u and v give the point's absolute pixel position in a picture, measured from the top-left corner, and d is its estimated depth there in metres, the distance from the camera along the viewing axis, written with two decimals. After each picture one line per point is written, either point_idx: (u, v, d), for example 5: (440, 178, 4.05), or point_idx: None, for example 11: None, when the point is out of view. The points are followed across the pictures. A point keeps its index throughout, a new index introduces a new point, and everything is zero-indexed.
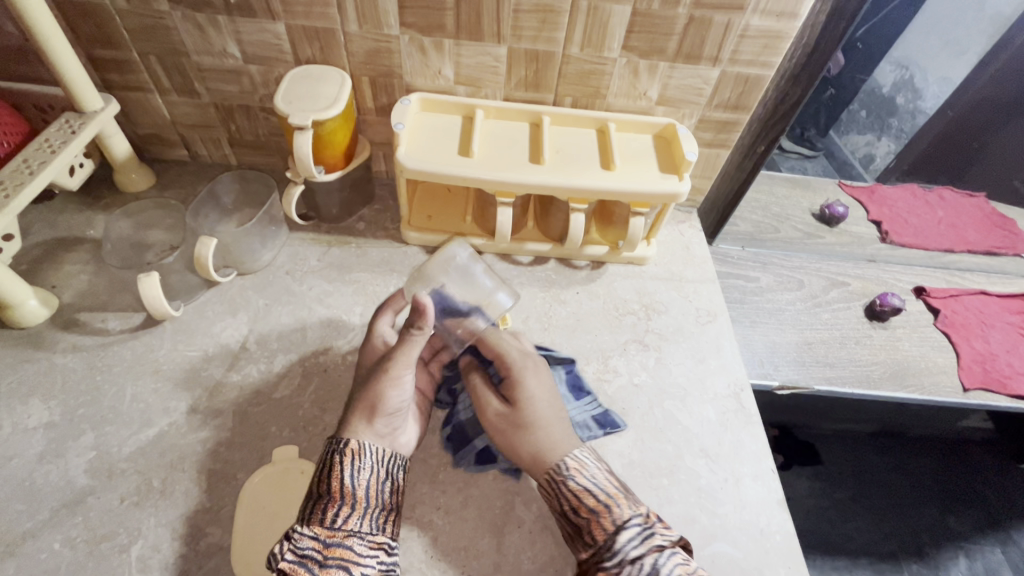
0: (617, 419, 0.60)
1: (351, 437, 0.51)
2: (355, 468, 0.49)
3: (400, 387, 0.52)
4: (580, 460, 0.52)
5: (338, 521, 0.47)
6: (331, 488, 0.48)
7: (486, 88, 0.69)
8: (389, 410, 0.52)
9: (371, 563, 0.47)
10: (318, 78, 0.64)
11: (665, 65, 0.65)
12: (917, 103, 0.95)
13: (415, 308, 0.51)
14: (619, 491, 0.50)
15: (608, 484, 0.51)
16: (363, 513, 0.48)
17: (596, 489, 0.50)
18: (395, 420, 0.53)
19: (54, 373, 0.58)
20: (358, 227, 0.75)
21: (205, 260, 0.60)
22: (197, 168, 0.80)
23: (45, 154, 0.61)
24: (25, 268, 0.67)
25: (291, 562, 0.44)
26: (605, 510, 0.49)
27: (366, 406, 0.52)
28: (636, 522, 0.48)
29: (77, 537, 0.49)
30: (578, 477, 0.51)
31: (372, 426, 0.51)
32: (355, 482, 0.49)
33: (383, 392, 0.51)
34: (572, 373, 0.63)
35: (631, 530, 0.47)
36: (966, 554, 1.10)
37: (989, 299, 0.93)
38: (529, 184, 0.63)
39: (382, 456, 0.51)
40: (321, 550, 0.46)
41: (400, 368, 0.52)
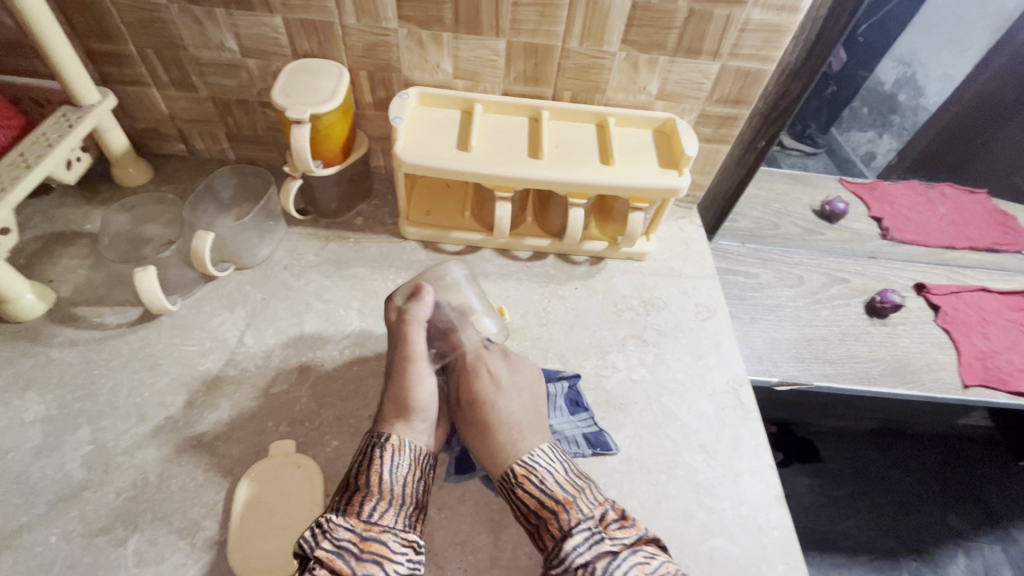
0: (610, 441, 0.58)
1: (392, 433, 0.52)
2: (395, 463, 0.51)
3: (428, 380, 0.55)
4: (528, 465, 0.51)
5: (374, 514, 0.47)
6: (371, 481, 0.49)
7: (485, 83, 0.69)
8: (424, 404, 0.54)
9: (403, 560, 0.45)
10: (316, 71, 0.64)
11: (665, 59, 0.65)
12: (921, 100, 0.94)
13: (415, 296, 0.58)
14: (571, 493, 0.49)
15: (557, 487, 0.49)
16: (398, 509, 0.48)
17: (544, 496, 0.49)
18: (430, 414, 0.55)
19: (51, 367, 0.58)
20: (356, 222, 0.74)
21: (202, 254, 0.60)
22: (195, 162, 0.80)
23: (42, 147, 0.61)
24: (22, 262, 0.66)
25: (327, 551, 0.44)
26: (553, 515, 0.48)
27: (400, 404, 0.54)
28: (584, 527, 0.46)
29: (74, 531, 0.49)
30: (527, 483, 0.50)
31: (410, 423, 0.53)
32: (393, 478, 0.50)
33: (412, 387, 0.54)
34: (573, 389, 0.62)
35: (578, 536, 0.46)
36: (965, 552, 1.10)
37: (990, 296, 0.92)
38: (527, 179, 0.63)
39: (420, 454, 0.53)
40: (357, 543, 0.45)
41: (416, 360, 0.55)
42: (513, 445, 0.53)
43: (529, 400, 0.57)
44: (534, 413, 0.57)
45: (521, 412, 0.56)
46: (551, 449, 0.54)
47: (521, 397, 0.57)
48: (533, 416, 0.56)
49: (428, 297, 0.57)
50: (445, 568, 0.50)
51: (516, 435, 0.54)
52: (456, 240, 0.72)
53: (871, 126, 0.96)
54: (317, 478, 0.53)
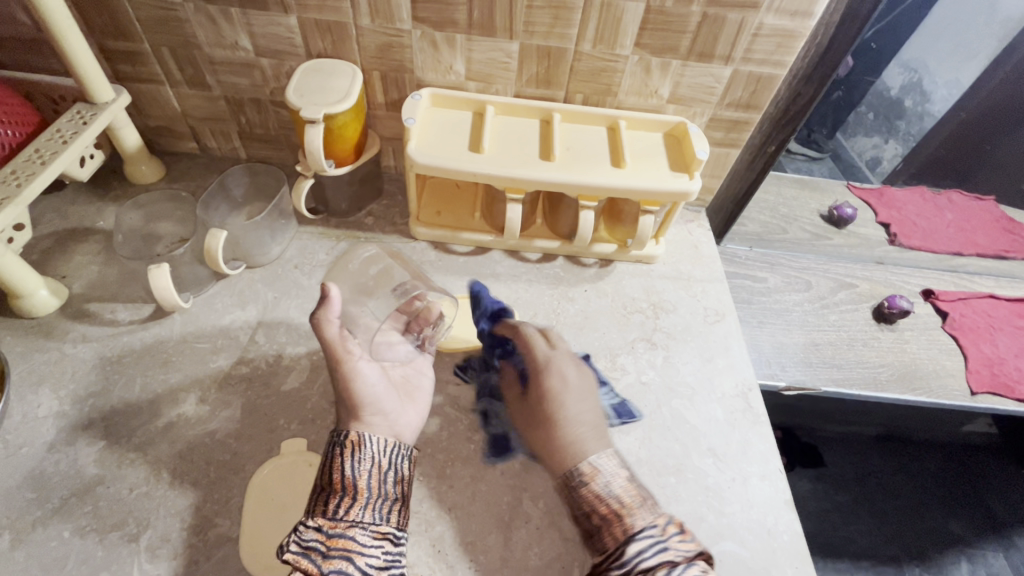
0: (634, 409, 0.61)
1: (348, 430, 0.51)
2: (356, 460, 0.49)
3: (364, 375, 0.53)
4: (595, 466, 0.50)
5: (339, 512, 0.46)
6: (332, 479, 0.48)
7: (498, 84, 0.69)
8: (368, 398, 0.52)
9: (376, 553, 0.46)
10: (329, 71, 0.64)
11: (677, 63, 0.65)
12: (927, 106, 0.94)
13: (321, 299, 0.54)
14: (634, 500, 0.48)
15: (623, 492, 0.48)
16: (365, 503, 0.48)
17: (610, 498, 0.48)
18: (381, 405, 0.53)
19: (64, 363, 0.58)
20: (367, 221, 0.75)
21: (215, 252, 0.60)
22: (206, 160, 0.80)
23: (57, 144, 0.61)
24: (35, 258, 0.67)
25: (295, 553, 0.44)
26: (617, 518, 0.47)
27: (347, 403, 0.53)
28: (648, 533, 0.45)
29: (86, 526, 0.49)
30: (594, 483, 0.49)
31: (362, 418, 0.52)
32: (356, 473, 0.49)
33: (350, 385, 0.53)
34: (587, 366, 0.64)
35: (643, 541, 0.45)
36: (969, 559, 1.10)
37: (998, 303, 0.92)
38: (539, 181, 0.63)
39: (383, 446, 0.51)
40: (324, 541, 0.45)
41: (345, 358, 0.53)
42: (574, 447, 0.52)
43: (586, 403, 0.56)
44: (593, 417, 0.55)
45: (581, 415, 0.55)
46: (615, 454, 0.52)
47: (584, 401, 0.56)
48: (595, 420, 0.55)
49: (333, 295, 0.54)
50: (455, 568, 0.51)
51: (578, 436, 0.53)
52: (466, 241, 0.72)
53: (876, 132, 0.96)
54: None
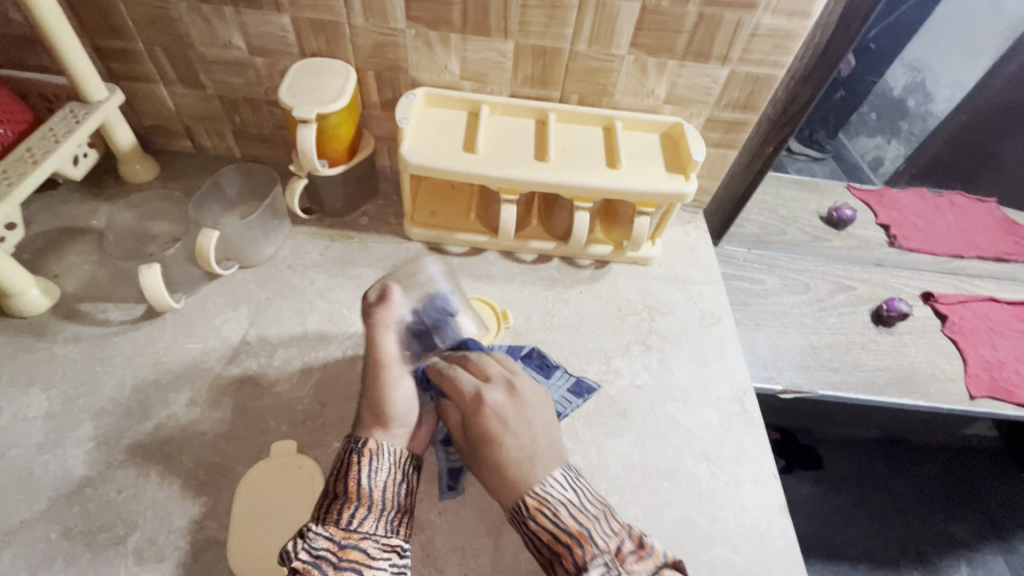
0: (590, 382, 0.61)
1: (368, 439, 0.51)
2: (373, 468, 0.50)
3: (402, 383, 0.54)
4: (540, 497, 0.48)
5: (353, 522, 0.47)
6: (347, 488, 0.48)
7: (493, 84, 0.69)
8: (402, 409, 0.53)
9: (384, 565, 0.46)
10: (322, 70, 0.64)
11: (674, 63, 0.65)
12: (928, 106, 0.94)
13: (380, 298, 0.56)
14: (585, 526, 0.46)
15: (571, 521, 0.46)
16: (377, 514, 0.48)
17: (557, 530, 0.46)
18: (408, 418, 0.54)
19: (54, 363, 0.58)
20: (361, 222, 0.74)
21: (207, 252, 0.60)
22: (201, 159, 0.80)
23: (49, 143, 0.61)
24: (27, 257, 0.67)
25: (306, 561, 0.44)
26: (568, 551, 0.45)
27: (375, 410, 0.53)
28: (601, 562, 0.44)
29: (74, 528, 0.49)
30: (539, 517, 0.47)
31: (387, 428, 0.52)
32: (371, 483, 0.49)
33: (387, 394, 0.53)
34: (534, 356, 0.63)
35: (593, 572, 0.43)
36: (967, 562, 1.09)
37: (998, 306, 0.92)
38: (534, 182, 0.63)
39: (400, 457, 0.52)
40: (335, 551, 0.45)
41: (391, 365, 0.54)
42: (527, 480, 0.49)
43: (545, 425, 0.53)
44: (550, 440, 0.52)
45: (534, 441, 0.51)
46: (565, 476, 0.50)
47: (532, 426, 0.52)
48: (548, 444, 0.52)
49: (394, 299, 0.56)
50: (444, 572, 0.50)
51: (531, 469, 0.49)
52: (461, 242, 0.72)
53: (878, 132, 0.95)
54: (318, 479, 0.53)
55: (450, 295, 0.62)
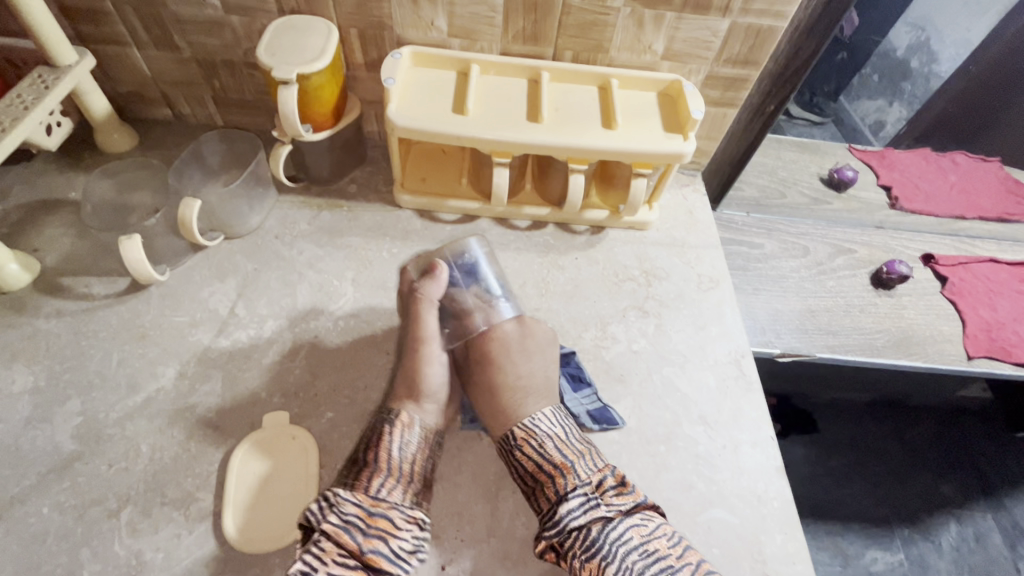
0: (616, 415, 0.58)
1: (402, 411, 0.52)
2: (404, 441, 0.51)
3: (437, 361, 0.55)
4: (528, 429, 0.52)
5: (382, 491, 0.47)
6: (379, 458, 0.49)
7: (483, 42, 0.65)
8: (435, 386, 0.54)
9: (408, 536, 0.47)
10: (302, 28, 0.60)
11: (671, 16, 0.61)
12: (934, 67, 0.89)
13: (427, 273, 0.57)
14: (569, 459, 0.49)
15: (556, 453, 0.50)
16: (405, 486, 0.49)
17: (541, 460, 0.50)
18: (440, 395, 0.55)
19: (38, 338, 0.57)
20: (349, 189, 0.72)
21: (190, 222, 0.58)
22: (181, 127, 0.77)
23: (18, 110, 0.58)
24: (4, 230, 0.65)
25: (334, 525, 0.45)
26: (550, 480, 0.49)
27: (409, 384, 0.54)
28: (581, 492, 0.47)
29: (67, 502, 0.48)
30: (526, 446, 0.51)
31: (421, 402, 0.53)
32: (402, 456, 0.50)
33: (423, 369, 0.54)
34: (571, 364, 0.61)
35: (574, 501, 0.47)
36: (958, 520, 1.11)
37: (998, 267, 0.91)
38: (528, 144, 0.61)
39: (430, 432, 0.53)
40: (364, 518, 0.46)
41: (429, 343, 0.55)
42: (517, 411, 0.54)
43: (545, 362, 0.57)
44: (546, 378, 0.56)
45: (532, 374, 0.56)
46: (555, 413, 0.54)
47: (532, 358, 0.57)
48: (543, 384, 0.56)
49: (440, 275, 0.57)
50: (441, 537, 0.50)
51: (522, 401, 0.54)
52: (453, 209, 0.70)
53: (879, 94, 0.92)
54: (312, 450, 0.52)
55: (484, 260, 0.61)
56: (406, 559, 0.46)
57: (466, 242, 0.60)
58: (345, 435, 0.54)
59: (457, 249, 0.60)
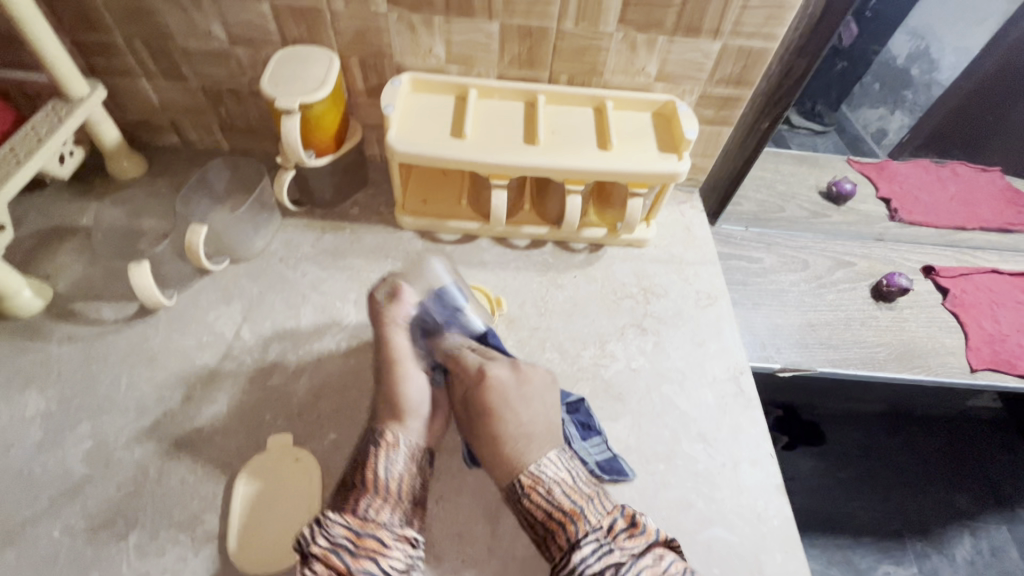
0: (624, 466, 0.56)
1: (387, 431, 0.53)
2: (390, 460, 0.52)
3: (414, 379, 0.56)
4: (535, 476, 0.51)
5: (370, 511, 0.48)
6: (366, 478, 0.50)
7: (480, 67, 0.67)
8: (413, 404, 0.55)
9: (399, 556, 0.46)
10: (305, 59, 0.62)
11: (664, 39, 0.63)
12: (934, 75, 0.91)
13: (392, 295, 0.59)
14: (579, 505, 0.48)
15: (565, 499, 0.49)
16: (393, 505, 0.49)
17: (552, 507, 0.49)
18: (422, 411, 0.56)
19: (50, 363, 0.58)
20: (352, 212, 0.74)
21: (195, 247, 0.60)
22: (189, 153, 0.79)
23: (32, 142, 0.60)
24: (19, 257, 0.67)
25: (324, 548, 0.45)
26: (561, 527, 0.47)
27: (391, 405, 0.55)
28: (593, 539, 0.46)
29: (76, 525, 0.49)
30: (534, 496, 0.50)
31: (404, 422, 0.54)
32: (389, 474, 0.51)
33: (400, 388, 0.55)
34: (581, 412, 0.59)
35: (586, 548, 0.46)
36: (970, 533, 1.09)
37: (1001, 278, 0.90)
38: (524, 166, 0.62)
39: (415, 449, 0.54)
40: (353, 539, 0.46)
41: (402, 362, 0.56)
42: (519, 458, 0.52)
43: (545, 407, 0.55)
44: (548, 423, 0.54)
45: (534, 421, 0.54)
46: (561, 455, 0.53)
47: (532, 404, 0.55)
48: (545, 428, 0.54)
49: (405, 296, 0.59)
50: (442, 559, 0.51)
51: (523, 447, 0.53)
52: (453, 230, 0.71)
53: (881, 103, 0.93)
54: (314, 472, 0.53)
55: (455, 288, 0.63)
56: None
57: (431, 262, 0.66)
58: (348, 456, 0.55)
59: (429, 276, 0.64)
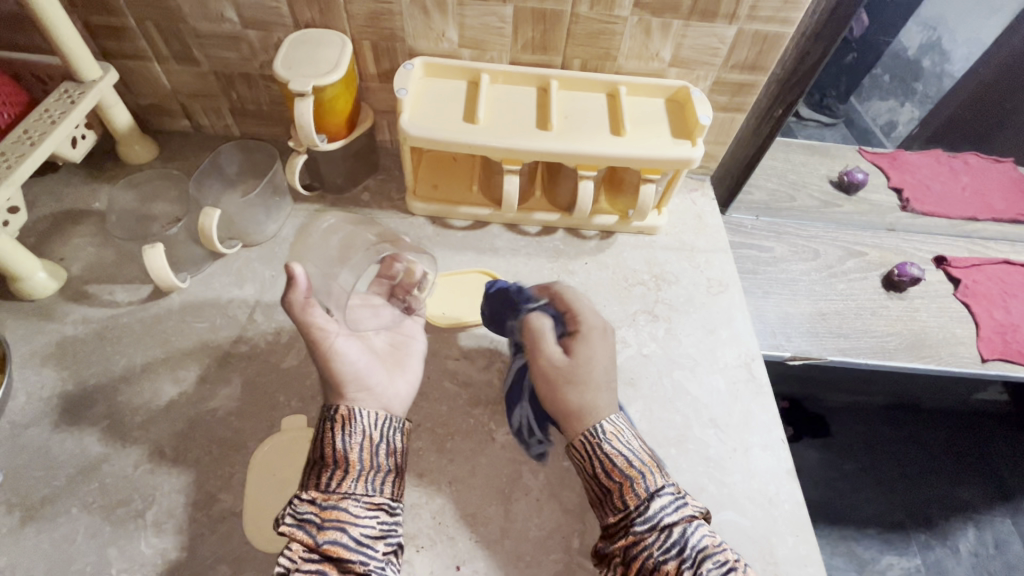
0: None
1: (337, 405, 0.50)
2: (346, 433, 0.49)
3: (344, 354, 0.52)
4: (617, 425, 0.52)
5: (332, 484, 0.47)
6: (325, 454, 0.48)
7: (492, 52, 0.67)
8: (350, 374, 0.51)
9: (370, 523, 0.46)
10: (318, 42, 0.62)
11: (679, 23, 0.62)
12: (945, 66, 0.91)
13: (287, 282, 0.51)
14: (654, 460, 0.50)
15: (643, 452, 0.50)
16: (358, 476, 0.48)
17: (631, 457, 0.49)
18: (367, 381, 0.52)
19: (65, 344, 0.59)
20: (362, 197, 0.74)
21: (209, 231, 0.60)
22: (200, 138, 0.79)
23: (45, 124, 0.60)
24: (33, 240, 0.67)
25: (291, 525, 0.45)
26: (640, 476, 0.48)
27: (327, 379, 0.51)
28: (670, 491, 0.48)
29: (94, 503, 0.50)
30: (614, 442, 0.50)
31: (346, 394, 0.51)
32: (348, 446, 0.48)
33: (329, 363, 0.51)
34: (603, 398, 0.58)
35: (666, 497, 0.47)
36: (975, 525, 1.09)
37: (1013, 269, 0.90)
38: (537, 152, 0.61)
39: (373, 420, 0.50)
40: (319, 513, 0.46)
41: (321, 339, 0.52)
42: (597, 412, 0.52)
43: (609, 364, 0.55)
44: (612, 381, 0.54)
45: (597, 378, 0.54)
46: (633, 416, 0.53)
47: (596, 363, 0.54)
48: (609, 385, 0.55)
49: (301, 277, 0.50)
50: (456, 538, 0.51)
51: (593, 399, 0.53)
52: (464, 215, 0.71)
53: (891, 94, 0.93)
54: None
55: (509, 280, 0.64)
56: (371, 545, 0.46)
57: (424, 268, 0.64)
58: None
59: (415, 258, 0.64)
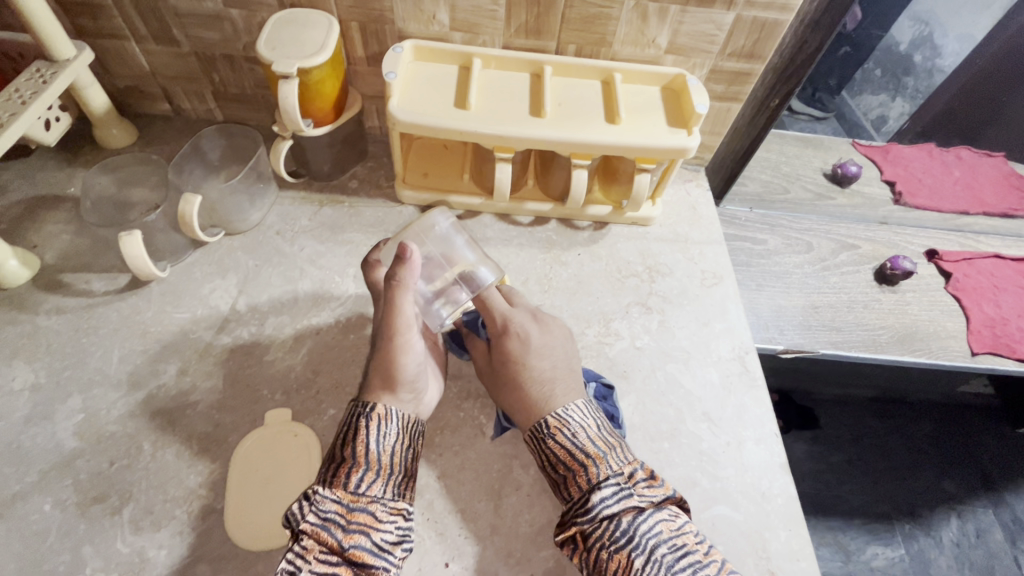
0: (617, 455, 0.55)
1: (377, 403, 0.49)
2: (381, 433, 0.47)
3: (414, 351, 0.50)
4: (562, 418, 0.50)
5: (362, 486, 0.45)
6: (356, 452, 0.46)
7: (485, 35, 0.65)
8: (411, 375, 0.49)
9: (391, 528, 0.45)
10: (303, 22, 0.60)
11: (676, 9, 0.61)
12: (937, 61, 0.89)
13: (397, 258, 0.49)
14: (602, 449, 0.48)
15: (589, 442, 0.48)
16: (386, 478, 0.46)
17: (575, 449, 0.48)
18: (418, 385, 0.51)
19: (38, 335, 0.56)
20: (350, 184, 0.72)
21: (189, 218, 0.57)
22: (181, 123, 0.76)
23: (15, 105, 0.57)
24: (3, 227, 0.64)
25: (314, 524, 0.42)
26: (583, 468, 0.47)
27: (384, 374, 0.49)
28: (613, 482, 0.46)
29: (68, 500, 0.48)
30: (559, 435, 0.49)
31: (395, 393, 0.49)
32: (381, 448, 0.47)
33: (399, 359, 0.49)
34: (608, 402, 0.57)
35: (608, 489, 0.46)
36: (959, 515, 1.10)
37: (1002, 263, 0.90)
38: (530, 140, 0.60)
39: (408, 422, 0.50)
40: (344, 514, 0.43)
41: (405, 331, 0.49)
42: (548, 401, 0.51)
43: (565, 355, 0.55)
44: (570, 369, 0.54)
45: (555, 366, 0.54)
46: (586, 405, 0.52)
47: (554, 352, 0.55)
48: (568, 373, 0.54)
49: (414, 259, 0.49)
50: (445, 535, 0.50)
51: (550, 391, 0.52)
52: (455, 204, 0.69)
53: (882, 89, 0.90)
54: (314, 447, 0.52)
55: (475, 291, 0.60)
56: (390, 551, 0.44)
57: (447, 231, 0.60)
58: None
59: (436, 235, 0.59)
